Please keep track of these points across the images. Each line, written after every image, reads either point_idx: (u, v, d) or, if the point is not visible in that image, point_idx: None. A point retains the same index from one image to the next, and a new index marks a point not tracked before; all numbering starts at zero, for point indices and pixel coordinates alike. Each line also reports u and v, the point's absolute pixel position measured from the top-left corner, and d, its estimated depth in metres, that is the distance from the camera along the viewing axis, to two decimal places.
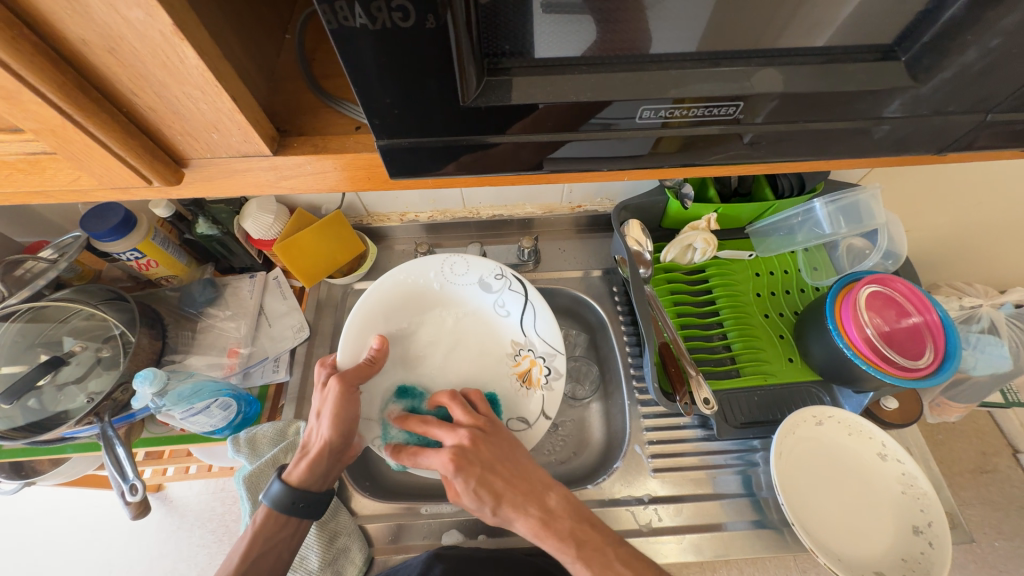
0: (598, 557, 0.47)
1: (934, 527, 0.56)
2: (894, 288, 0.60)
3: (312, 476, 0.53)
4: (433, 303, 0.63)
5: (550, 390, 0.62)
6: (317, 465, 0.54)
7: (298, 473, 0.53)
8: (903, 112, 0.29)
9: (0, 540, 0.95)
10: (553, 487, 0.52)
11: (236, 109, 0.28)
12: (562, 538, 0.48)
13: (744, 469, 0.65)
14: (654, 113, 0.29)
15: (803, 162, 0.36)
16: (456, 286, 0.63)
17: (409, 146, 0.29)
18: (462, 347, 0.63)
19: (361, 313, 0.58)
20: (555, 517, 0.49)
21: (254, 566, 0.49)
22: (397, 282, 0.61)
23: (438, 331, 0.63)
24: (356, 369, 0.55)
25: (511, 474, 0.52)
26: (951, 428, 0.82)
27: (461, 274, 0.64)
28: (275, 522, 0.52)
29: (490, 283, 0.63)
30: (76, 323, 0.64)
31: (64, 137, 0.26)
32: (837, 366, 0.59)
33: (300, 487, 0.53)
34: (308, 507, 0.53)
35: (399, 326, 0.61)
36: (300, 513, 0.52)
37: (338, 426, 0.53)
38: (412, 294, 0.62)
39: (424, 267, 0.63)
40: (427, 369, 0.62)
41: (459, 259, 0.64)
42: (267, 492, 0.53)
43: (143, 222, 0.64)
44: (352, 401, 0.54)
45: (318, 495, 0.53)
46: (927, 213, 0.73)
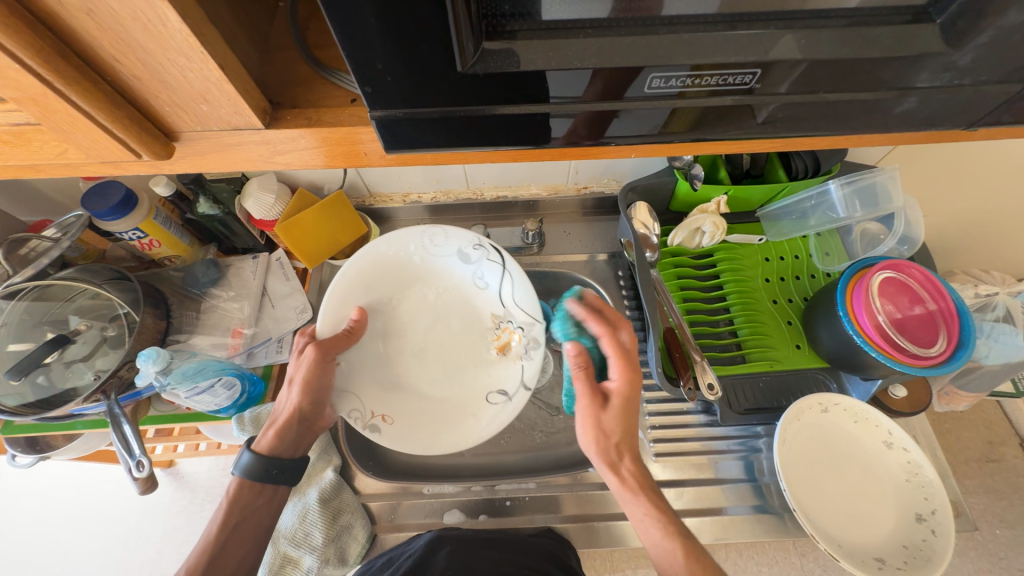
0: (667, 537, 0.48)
1: (937, 516, 0.55)
2: (907, 274, 0.59)
3: (282, 443, 0.55)
4: (412, 276, 0.62)
5: (529, 360, 0.59)
6: (286, 433, 0.55)
7: (267, 441, 0.55)
8: (930, 82, 0.27)
9: (20, 511, 0.98)
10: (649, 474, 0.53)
11: (224, 78, 0.26)
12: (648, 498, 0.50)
13: (746, 454, 0.65)
14: (661, 81, 0.27)
15: (819, 138, 0.34)
16: (435, 257, 0.62)
17: (403, 116, 0.28)
18: (440, 320, 0.62)
19: (340, 285, 0.58)
20: (644, 480, 0.51)
21: (234, 534, 0.51)
22: (376, 255, 0.60)
23: (418, 305, 0.62)
24: (333, 339, 0.55)
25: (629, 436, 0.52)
26: (959, 417, 0.81)
27: (440, 244, 0.62)
28: (251, 491, 0.53)
29: (467, 251, 0.61)
30: (82, 302, 0.64)
31: (45, 107, 0.25)
32: (846, 353, 0.58)
33: (272, 455, 0.54)
34: (282, 473, 0.54)
35: (379, 298, 0.61)
36: (275, 479, 0.54)
37: (308, 393, 0.55)
38: (391, 267, 0.61)
39: (402, 238, 0.61)
40: (405, 343, 0.61)
41: (436, 227, 0.62)
42: (238, 462, 0.54)
43: (144, 201, 0.64)
44: (325, 369, 0.55)
45: (291, 462, 0.55)
46: (946, 196, 0.70)
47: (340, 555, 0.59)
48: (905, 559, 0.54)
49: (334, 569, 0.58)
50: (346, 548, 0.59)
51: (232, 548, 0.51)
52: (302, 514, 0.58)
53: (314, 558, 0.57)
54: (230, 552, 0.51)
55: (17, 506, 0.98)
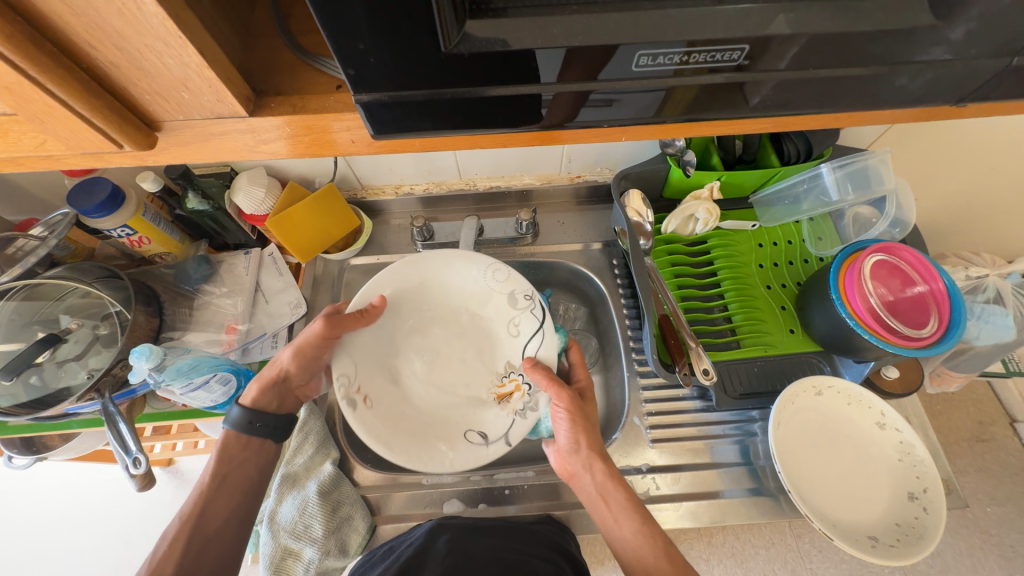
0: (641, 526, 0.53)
1: (929, 494, 0.56)
2: (899, 257, 0.59)
3: (269, 397, 0.57)
4: (459, 292, 0.63)
5: (522, 420, 0.58)
6: (273, 390, 0.58)
7: (253, 396, 0.57)
8: (920, 56, 0.27)
9: (18, 513, 0.98)
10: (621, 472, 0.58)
11: (205, 64, 0.26)
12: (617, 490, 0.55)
13: (742, 438, 0.65)
14: (649, 60, 0.27)
15: (810, 118, 0.34)
16: (488, 291, 0.62)
17: (389, 100, 0.27)
18: (462, 342, 0.62)
19: (394, 269, 0.60)
20: (614, 475, 0.55)
21: (221, 483, 0.53)
22: (434, 258, 0.62)
23: (450, 324, 0.63)
24: (346, 318, 0.56)
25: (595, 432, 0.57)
26: (951, 398, 0.82)
27: (498, 281, 0.61)
28: (237, 443, 0.55)
29: (518, 298, 0.61)
30: (72, 301, 0.64)
31: (21, 96, 0.25)
32: (839, 335, 0.59)
33: (256, 408, 0.56)
34: (264, 428, 0.56)
35: (422, 300, 0.62)
36: (256, 432, 0.55)
37: (301, 355, 0.58)
38: (445, 279, 0.62)
39: (467, 261, 0.62)
40: (421, 341, 0.61)
41: (499, 263, 0.62)
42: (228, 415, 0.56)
43: (132, 197, 0.63)
44: (323, 346, 0.58)
45: (275, 417, 0.56)
46: (938, 177, 0.71)
47: (341, 546, 0.58)
48: (898, 536, 0.55)
49: (335, 560, 0.58)
50: (347, 540, 0.59)
51: (219, 497, 0.52)
52: (301, 507, 0.58)
53: (314, 551, 0.57)
54: (219, 505, 0.52)
55: (15, 508, 0.98)
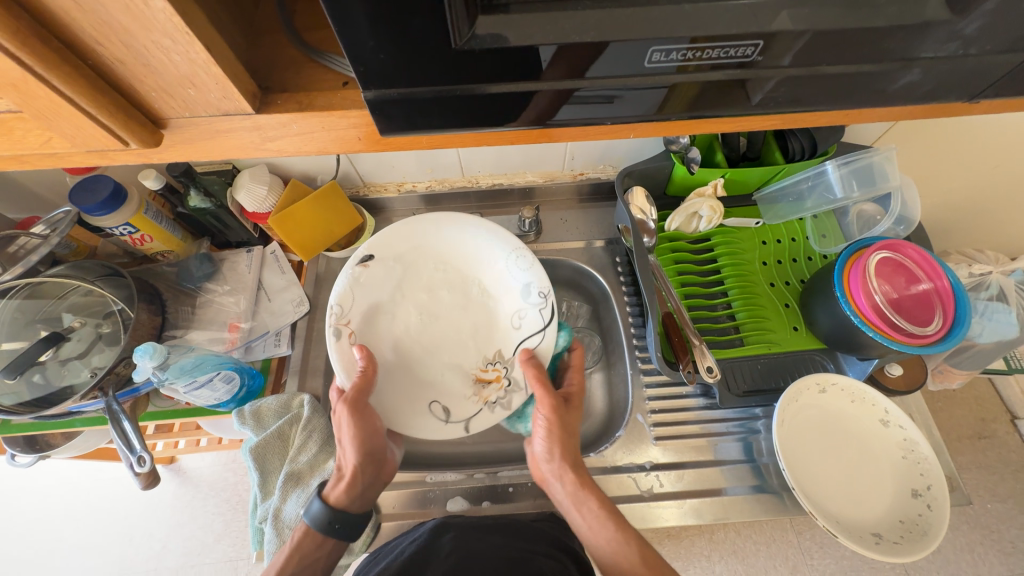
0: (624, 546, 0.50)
1: (933, 491, 0.56)
2: (904, 254, 0.59)
3: (351, 495, 0.54)
4: (483, 265, 0.63)
5: (489, 412, 0.58)
6: (355, 487, 0.54)
7: (337, 494, 0.54)
8: (933, 51, 0.27)
9: (21, 511, 0.98)
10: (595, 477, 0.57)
11: (211, 60, 0.26)
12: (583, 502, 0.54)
13: (745, 436, 0.65)
14: (662, 55, 0.26)
15: (819, 114, 0.34)
16: (507, 277, 0.62)
17: (397, 97, 0.27)
18: (464, 315, 0.62)
19: (416, 221, 0.61)
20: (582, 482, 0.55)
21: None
22: (470, 224, 0.62)
23: (458, 297, 0.62)
24: (358, 386, 0.53)
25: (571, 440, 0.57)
26: (952, 395, 0.82)
27: (520, 268, 0.61)
28: (312, 541, 0.52)
29: (530, 292, 0.61)
30: (74, 299, 0.63)
31: (27, 93, 0.24)
32: (843, 333, 0.59)
33: (338, 509, 0.52)
34: (344, 528, 0.52)
35: (438, 262, 0.63)
36: (336, 534, 0.52)
37: (362, 446, 0.54)
38: (468, 251, 0.62)
39: (496, 237, 0.61)
40: (425, 299, 0.62)
41: (525, 252, 0.61)
42: (308, 511, 0.53)
43: (134, 195, 0.63)
44: (366, 420, 0.53)
45: (355, 516, 0.53)
46: (942, 174, 0.70)
47: None
48: (902, 533, 0.55)
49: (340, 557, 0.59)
50: None
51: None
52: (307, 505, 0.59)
53: None
54: None
55: (18, 506, 0.98)
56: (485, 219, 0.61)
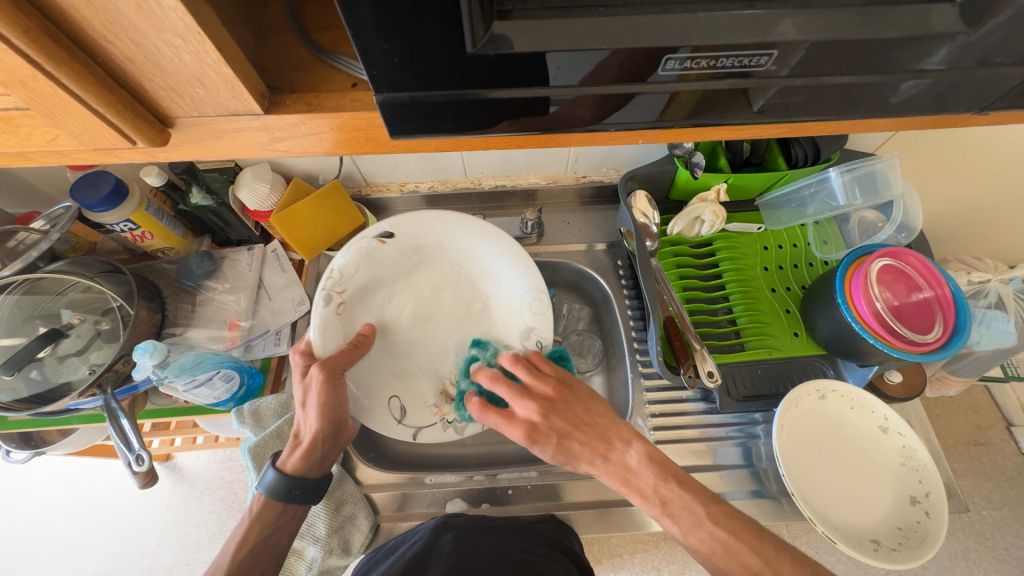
0: (686, 514, 0.47)
1: (931, 498, 0.56)
2: (905, 261, 0.59)
3: (307, 463, 0.53)
4: (499, 290, 0.62)
5: (441, 428, 0.60)
6: (312, 453, 0.53)
7: (293, 461, 0.53)
8: (943, 63, 0.27)
9: (15, 507, 0.97)
10: (631, 443, 0.52)
11: (221, 59, 0.25)
12: (644, 494, 0.49)
13: (744, 441, 0.65)
14: (678, 64, 0.27)
15: (825, 123, 0.34)
16: (516, 313, 0.61)
17: (408, 100, 0.27)
18: (458, 325, 0.61)
19: (447, 219, 0.59)
20: (635, 473, 0.50)
21: (253, 555, 0.49)
22: (502, 245, 0.61)
23: (460, 309, 0.61)
24: (339, 355, 0.52)
25: (589, 436, 0.53)
26: (949, 402, 0.82)
27: (531, 310, 0.61)
28: (273, 512, 0.51)
29: (530, 336, 0.61)
30: (73, 296, 0.63)
31: (35, 90, 0.24)
32: (844, 340, 0.59)
33: (296, 476, 0.52)
34: (305, 495, 0.52)
35: (454, 266, 0.61)
36: (298, 500, 0.52)
37: (327, 415, 0.52)
38: (490, 270, 0.62)
39: (523, 272, 0.61)
40: (426, 294, 0.60)
41: (543, 297, 0.61)
42: (262, 481, 0.52)
43: (135, 191, 0.62)
44: (336, 388, 0.52)
45: (315, 483, 0.52)
46: (944, 182, 0.71)
47: (344, 545, 0.59)
48: (900, 540, 0.55)
49: (338, 557, 0.59)
50: (349, 538, 0.59)
51: (251, 570, 0.48)
52: None
53: (318, 548, 0.57)
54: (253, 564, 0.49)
55: (11, 502, 0.98)
56: (520, 246, 0.60)
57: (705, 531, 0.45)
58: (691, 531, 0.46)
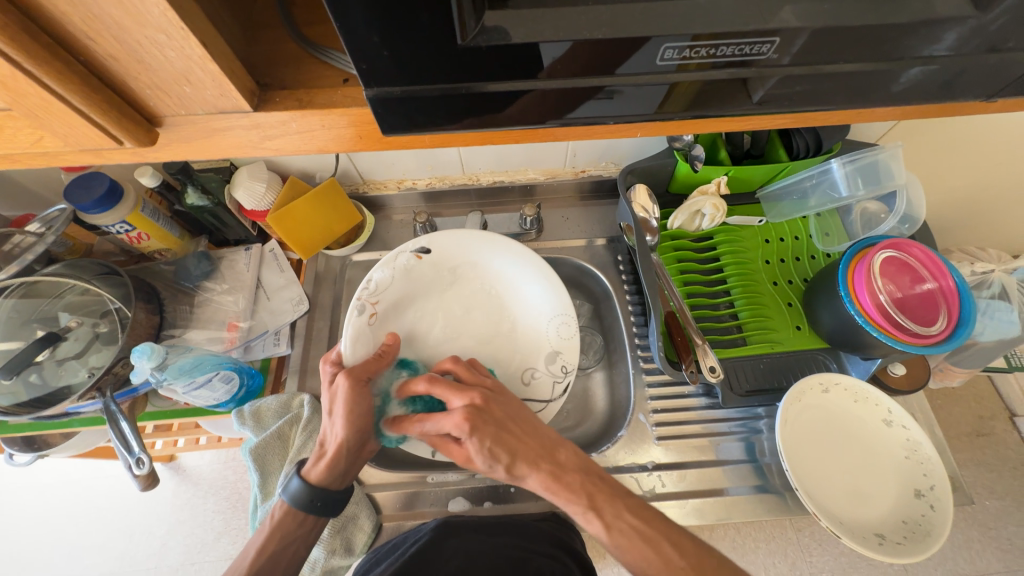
0: (609, 507, 0.45)
1: (936, 491, 0.56)
2: (909, 253, 0.58)
3: (333, 475, 0.51)
4: (526, 310, 0.62)
5: None
6: (337, 465, 0.51)
7: (317, 472, 0.51)
8: (951, 49, 0.27)
9: (20, 509, 0.98)
10: (564, 442, 0.50)
11: (207, 56, 0.25)
12: (574, 491, 0.46)
13: (747, 436, 0.65)
14: (678, 53, 0.26)
15: (829, 113, 0.33)
16: (542, 330, 0.61)
17: (400, 95, 0.26)
18: (485, 345, 0.61)
19: (476, 240, 0.62)
20: (566, 470, 0.47)
21: (272, 560, 0.48)
22: (530, 264, 0.61)
23: (488, 328, 0.62)
24: (365, 363, 0.52)
25: (525, 431, 0.49)
26: (952, 393, 0.81)
27: (555, 329, 0.60)
28: (293, 520, 0.50)
29: (555, 360, 0.60)
30: (71, 298, 0.63)
31: (15, 90, 0.24)
32: (847, 333, 0.58)
33: (320, 486, 0.51)
34: (326, 505, 0.51)
35: (484, 287, 0.63)
36: (318, 511, 0.51)
37: (352, 426, 0.50)
38: (517, 291, 0.62)
39: (552, 291, 0.61)
40: (457, 313, 0.62)
41: (570, 320, 0.60)
42: (286, 489, 0.51)
43: (130, 192, 0.62)
44: (363, 395, 0.50)
45: (336, 495, 0.51)
46: (948, 172, 0.70)
47: (347, 545, 0.59)
48: (905, 534, 0.55)
49: (341, 558, 0.59)
50: (352, 538, 0.59)
51: None
52: None
53: (321, 548, 0.58)
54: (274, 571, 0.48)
55: (16, 504, 0.98)
56: (548, 266, 0.60)
57: (624, 523, 0.44)
58: (613, 525, 0.44)
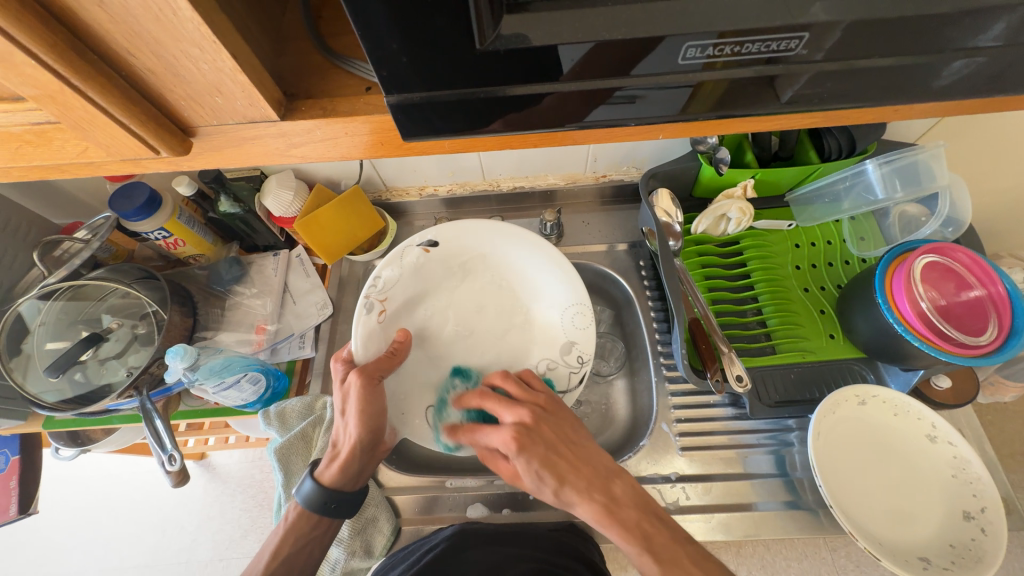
0: (666, 550, 0.43)
1: (987, 514, 0.52)
2: (953, 258, 0.55)
3: (345, 476, 0.52)
4: (540, 301, 0.61)
5: None
6: (350, 466, 0.52)
7: (330, 473, 0.52)
8: (1000, 39, 0.25)
9: (64, 501, 1.03)
10: (619, 474, 0.49)
11: (237, 68, 0.26)
12: (628, 528, 0.45)
13: (777, 449, 0.62)
14: (698, 51, 0.25)
15: (862, 110, 0.32)
16: (559, 322, 0.60)
17: (420, 100, 0.27)
18: (501, 337, 0.61)
19: (485, 229, 0.61)
20: (619, 505, 0.46)
21: (286, 564, 0.49)
22: (542, 253, 0.60)
23: (502, 319, 0.61)
24: (377, 362, 0.53)
25: (575, 457, 0.49)
26: (1004, 408, 0.76)
27: (572, 321, 0.60)
28: (308, 521, 0.52)
29: (571, 352, 0.59)
30: (113, 301, 0.66)
31: (63, 103, 0.25)
32: (885, 342, 0.55)
33: (332, 488, 0.52)
34: (340, 507, 0.52)
35: (495, 278, 0.62)
36: (332, 514, 0.51)
37: (366, 423, 0.52)
38: (529, 281, 0.62)
39: (568, 282, 0.60)
40: (470, 308, 0.61)
41: (586, 311, 0.60)
42: (300, 491, 0.52)
43: (169, 201, 0.65)
44: (375, 394, 0.52)
45: (350, 496, 0.52)
46: (996, 172, 0.66)
47: (366, 547, 0.59)
48: (953, 559, 0.51)
49: (360, 560, 0.59)
50: (372, 540, 0.60)
51: None
52: None
53: (342, 549, 0.59)
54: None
55: (61, 496, 1.03)
56: (561, 254, 0.60)
57: (683, 570, 0.42)
58: (670, 570, 0.42)
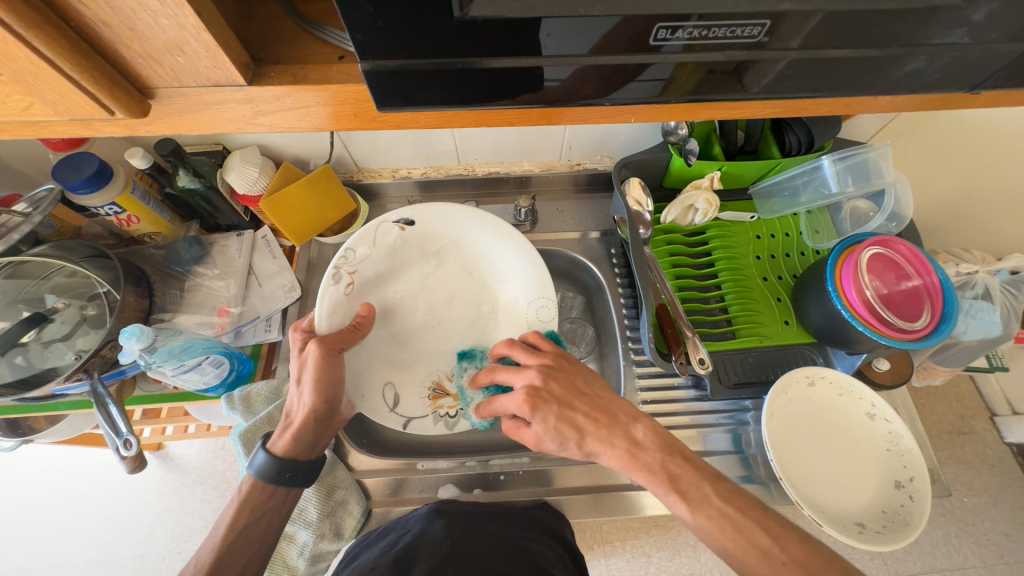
0: (693, 489, 0.45)
1: (915, 482, 0.58)
2: (895, 250, 0.59)
3: (299, 445, 0.51)
4: (508, 294, 0.62)
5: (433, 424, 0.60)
6: (304, 435, 0.51)
7: (281, 444, 0.51)
8: (941, 37, 0.27)
9: (4, 495, 0.97)
10: (638, 418, 0.50)
11: (202, 26, 0.25)
12: (653, 470, 0.46)
13: (734, 427, 0.66)
14: (668, 32, 0.26)
15: (819, 101, 0.33)
16: (522, 311, 0.61)
17: (396, 68, 0.26)
18: (464, 325, 0.62)
19: (464, 216, 0.59)
20: (643, 449, 0.48)
21: (242, 537, 0.47)
22: (516, 244, 0.60)
23: (467, 309, 0.62)
24: (340, 334, 0.53)
25: (590, 405, 0.51)
26: (934, 391, 0.83)
27: (533, 312, 0.61)
28: (263, 492, 0.50)
29: None
30: (58, 280, 0.62)
31: (5, 53, 0.23)
32: (834, 328, 0.59)
33: (286, 457, 0.50)
34: (296, 477, 0.50)
35: (468, 269, 0.62)
36: (288, 483, 0.50)
37: (322, 393, 0.51)
38: (499, 273, 0.62)
39: (534, 275, 0.60)
40: (439, 296, 0.62)
41: (551, 305, 0.61)
42: (251, 463, 0.50)
43: (121, 174, 0.61)
44: (333, 364, 0.51)
45: (305, 466, 0.50)
46: (936, 173, 0.71)
47: (336, 529, 0.59)
48: (884, 524, 0.56)
49: (330, 542, 0.59)
50: (341, 523, 0.59)
51: (241, 552, 0.47)
52: None
53: (309, 532, 0.57)
54: (234, 555, 0.46)
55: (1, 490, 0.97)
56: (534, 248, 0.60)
57: (714, 509, 0.43)
58: (699, 509, 0.44)
